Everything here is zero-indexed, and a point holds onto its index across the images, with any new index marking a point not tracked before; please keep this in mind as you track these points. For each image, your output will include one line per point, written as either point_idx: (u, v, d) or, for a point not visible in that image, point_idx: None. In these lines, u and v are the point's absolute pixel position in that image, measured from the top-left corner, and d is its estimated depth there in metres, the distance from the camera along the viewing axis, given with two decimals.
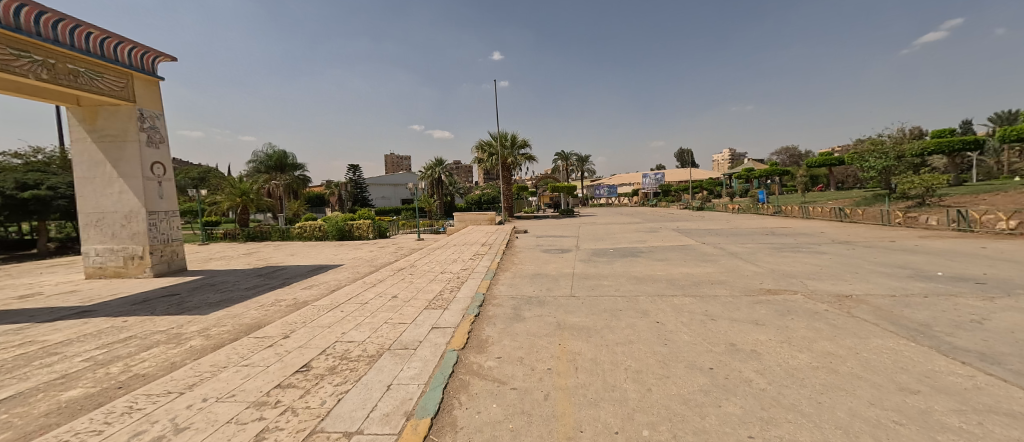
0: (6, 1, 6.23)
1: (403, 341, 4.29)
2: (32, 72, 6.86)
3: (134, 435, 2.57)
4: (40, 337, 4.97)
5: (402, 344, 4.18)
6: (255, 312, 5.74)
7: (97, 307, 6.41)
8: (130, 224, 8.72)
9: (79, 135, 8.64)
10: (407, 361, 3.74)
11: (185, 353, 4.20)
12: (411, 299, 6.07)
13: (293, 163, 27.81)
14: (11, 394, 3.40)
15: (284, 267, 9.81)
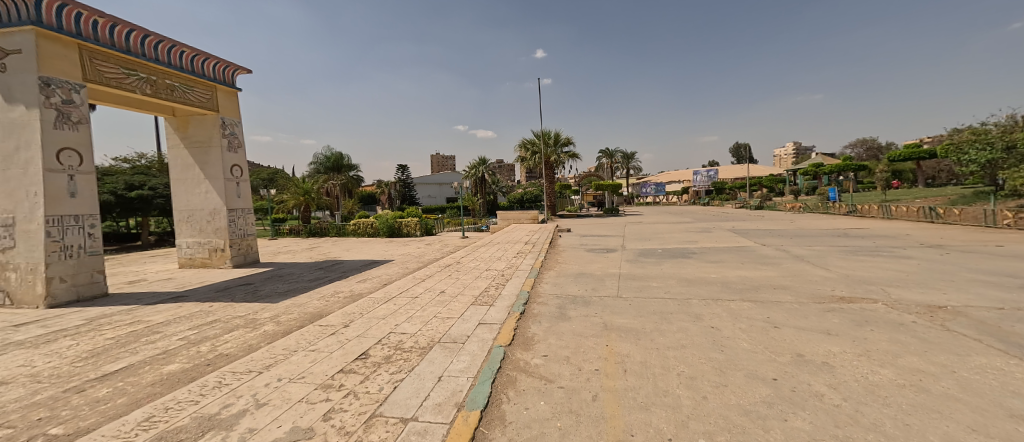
0: (120, 28, 7.44)
1: (451, 335, 4.45)
2: (139, 87, 8.00)
3: (224, 407, 2.92)
4: (146, 318, 5.79)
5: (451, 338, 4.35)
6: (317, 302, 6.24)
7: (189, 293, 7.32)
8: (214, 220, 9.84)
9: (175, 142, 9.87)
10: (456, 354, 3.88)
11: (260, 337, 4.69)
12: (457, 295, 6.27)
13: (348, 165, 29.36)
14: (126, 365, 4.01)
15: (342, 261, 10.54)
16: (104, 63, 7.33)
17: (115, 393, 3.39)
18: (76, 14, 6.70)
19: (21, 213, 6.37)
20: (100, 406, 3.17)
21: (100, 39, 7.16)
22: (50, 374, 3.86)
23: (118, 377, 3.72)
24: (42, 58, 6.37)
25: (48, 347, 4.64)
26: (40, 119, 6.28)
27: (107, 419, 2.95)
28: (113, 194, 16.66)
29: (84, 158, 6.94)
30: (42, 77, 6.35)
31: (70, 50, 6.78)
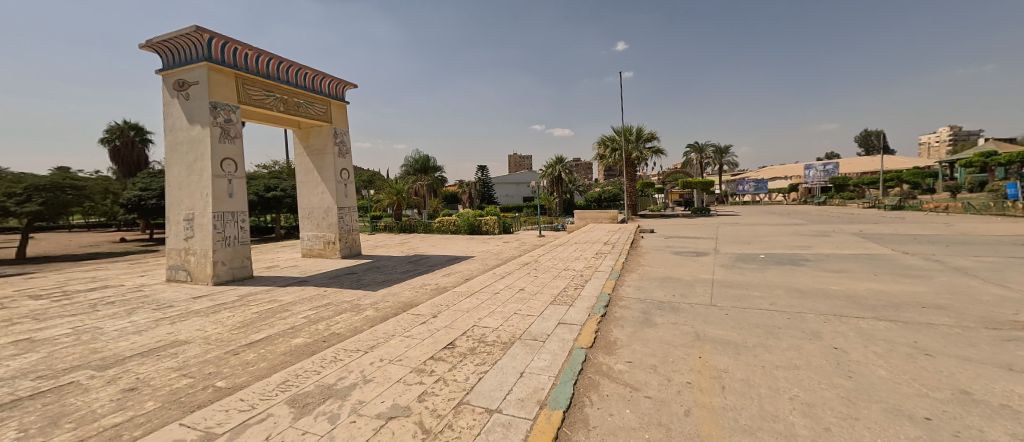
0: (262, 57, 8.97)
1: (532, 332, 4.50)
2: (274, 106, 9.49)
3: (338, 380, 3.34)
4: (277, 297, 6.89)
5: (532, 335, 4.39)
6: (409, 292, 6.80)
7: (309, 279, 8.54)
8: (328, 217, 11.31)
9: (299, 151, 11.53)
10: (537, 352, 3.91)
11: (364, 320, 5.29)
12: (537, 293, 6.32)
13: (434, 167, 31.18)
14: (265, 336, 4.84)
15: (429, 256, 11.34)
16: (251, 87, 8.88)
17: (258, 359, 4.10)
18: (232, 48, 8.27)
19: (198, 209, 8.07)
20: (248, 368, 3.85)
21: (247, 67, 8.69)
22: (214, 338, 4.82)
23: (259, 346, 4.48)
24: (211, 87, 7.98)
25: (212, 316, 5.79)
26: (211, 135, 7.91)
27: (252, 379, 3.58)
28: (256, 195, 20.17)
29: (238, 165, 8.52)
30: (212, 101, 7.95)
31: (228, 78, 8.36)
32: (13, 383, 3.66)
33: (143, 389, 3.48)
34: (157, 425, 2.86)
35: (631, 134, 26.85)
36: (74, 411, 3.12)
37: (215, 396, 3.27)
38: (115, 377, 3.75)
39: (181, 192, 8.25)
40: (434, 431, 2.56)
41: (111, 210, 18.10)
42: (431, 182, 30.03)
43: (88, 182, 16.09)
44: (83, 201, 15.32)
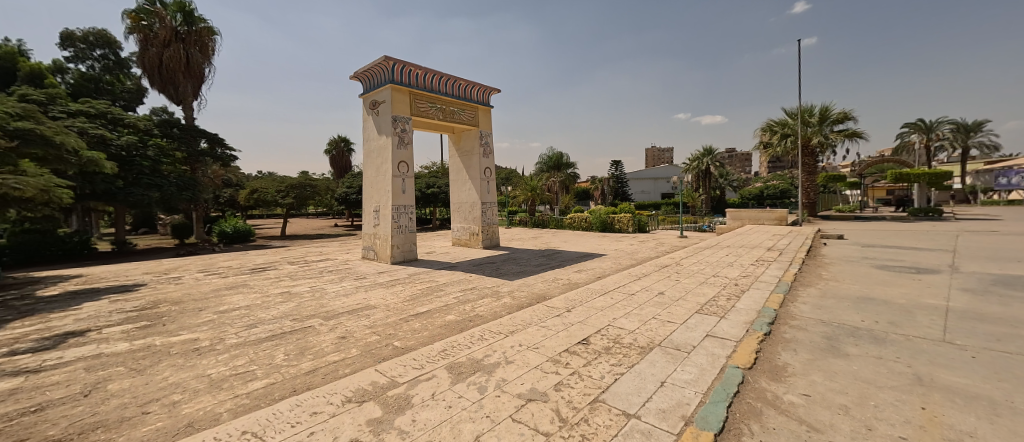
0: (426, 73, 10.44)
1: (674, 341, 4.19)
2: (434, 115, 10.90)
3: (485, 356, 3.69)
4: (434, 278, 8.04)
5: (674, 344, 4.09)
6: (543, 284, 7.09)
7: (457, 265, 9.72)
8: (473, 211, 12.58)
9: (452, 153, 13.02)
10: (681, 363, 3.62)
11: (503, 306, 5.75)
12: (679, 299, 5.81)
13: (568, 163, 30.96)
14: (426, 309, 5.73)
15: (562, 251, 11.57)
16: (419, 100, 10.47)
17: (421, 328, 4.88)
18: (406, 69, 9.93)
19: (381, 203, 10.01)
20: (415, 335, 4.63)
21: (414, 83, 10.23)
22: (391, 306, 5.94)
23: (422, 317, 5.33)
24: (393, 103, 9.78)
25: (389, 289, 7.13)
26: (391, 143, 9.72)
27: (419, 345, 4.29)
28: (419, 191, 23.78)
29: (409, 166, 10.17)
30: (393, 115, 9.75)
31: (403, 94, 10.05)
32: (276, 321, 5.23)
33: (348, 339, 4.53)
34: (356, 369, 3.69)
35: (811, 116, 22.11)
36: (309, 347, 4.28)
37: (394, 354, 4.04)
38: (330, 327, 4.98)
39: (371, 189, 10.36)
40: (571, 421, 2.64)
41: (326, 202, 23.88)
42: (563, 178, 29.75)
43: (315, 181, 21.55)
44: (312, 195, 20.60)
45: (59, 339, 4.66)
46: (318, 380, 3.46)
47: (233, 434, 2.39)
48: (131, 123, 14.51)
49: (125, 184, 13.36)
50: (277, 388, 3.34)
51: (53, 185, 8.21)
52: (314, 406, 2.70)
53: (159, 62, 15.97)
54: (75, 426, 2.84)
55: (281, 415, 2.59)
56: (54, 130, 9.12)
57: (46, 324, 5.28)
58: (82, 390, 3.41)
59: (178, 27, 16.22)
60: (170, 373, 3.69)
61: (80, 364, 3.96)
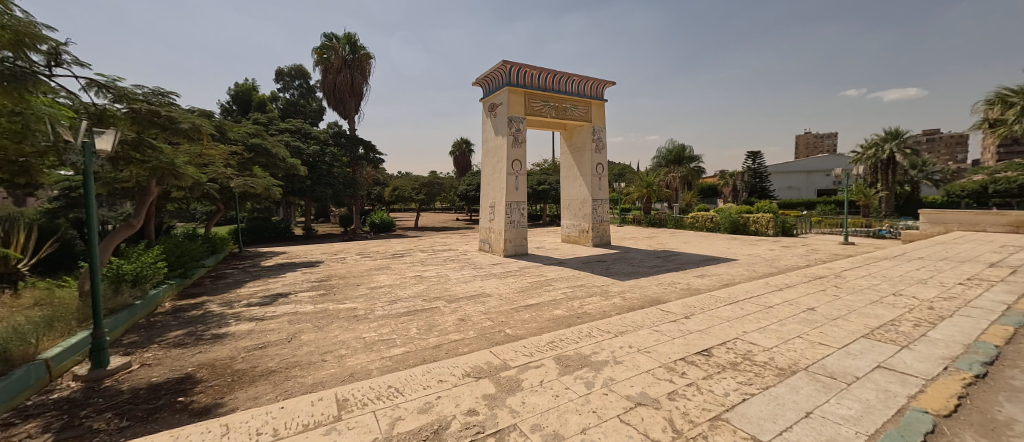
0: (540, 72, 10.73)
1: (826, 367, 3.33)
2: (547, 112, 11.14)
3: (594, 352, 3.48)
4: (543, 273, 8.31)
5: (828, 371, 3.24)
6: (657, 287, 6.73)
7: (566, 261, 9.83)
8: (583, 208, 12.51)
9: (564, 149, 13.12)
10: (837, 395, 2.86)
11: (612, 306, 5.65)
12: (838, 320, 4.60)
13: (690, 156, 28.02)
14: (536, 302, 6.00)
15: (680, 253, 10.70)
16: (533, 100, 10.84)
17: (531, 319, 5.14)
18: (522, 71, 10.39)
19: (496, 199, 10.71)
20: (524, 325, 4.92)
21: (529, 83, 10.63)
22: (503, 296, 6.39)
23: (532, 309, 5.60)
24: (509, 104, 10.34)
25: (501, 280, 7.65)
26: (506, 142, 10.29)
27: (528, 335, 4.55)
28: (531, 188, 24.58)
29: (523, 164, 10.59)
30: (509, 116, 10.31)
31: (519, 95, 10.54)
32: (411, 300, 6.12)
33: (466, 321, 5.07)
34: (473, 349, 4.12)
35: None
36: (435, 325, 4.92)
37: (505, 339, 4.36)
38: (452, 309, 5.63)
39: (488, 186, 11.15)
40: (686, 434, 2.34)
41: (450, 198, 26.45)
42: (686, 173, 27.00)
43: (441, 179, 24.12)
44: (438, 192, 23.21)
45: (271, 299, 6.29)
46: (442, 354, 3.98)
47: (380, 387, 2.92)
48: (315, 136, 18.43)
49: (310, 183, 17.02)
50: (411, 356, 3.94)
51: (271, 184, 10.98)
52: (439, 375, 3.10)
53: (333, 85, 19.79)
54: (283, 363, 3.86)
55: (415, 378, 3.06)
56: (269, 143, 12.24)
57: (263, 287, 7.18)
58: (284, 337, 4.56)
59: (347, 56, 19.91)
60: (338, 332, 4.68)
61: (284, 318, 5.31)
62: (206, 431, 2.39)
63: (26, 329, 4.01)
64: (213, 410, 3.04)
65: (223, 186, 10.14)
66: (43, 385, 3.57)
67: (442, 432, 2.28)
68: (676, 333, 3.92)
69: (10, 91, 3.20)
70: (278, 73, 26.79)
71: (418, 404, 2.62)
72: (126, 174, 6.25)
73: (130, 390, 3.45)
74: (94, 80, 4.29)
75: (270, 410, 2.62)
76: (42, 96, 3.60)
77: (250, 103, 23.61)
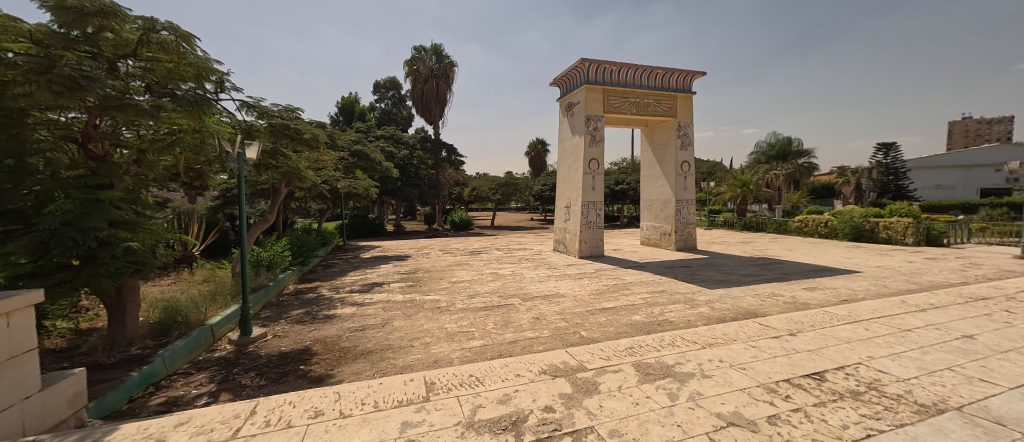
0: (620, 68, 10.36)
1: (990, 409, 2.49)
2: (627, 109, 10.72)
3: (678, 362, 3.23)
4: (620, 276, 8.03)
5: (994, 414, 2.42)
6: (752, 298, 6.08)
7: (646, 265, 9.35)
8: (666, 209, 11.79)
9: (645, 147, 12.50)
10: None
11: (698, 316, 5.25)
12: (1013, 353, 3.48)
13: (798, 150, 24.59)
14: (613, 306, 5.83)
15: (782, 262, 9.49)
16: (612, 97, 10.51)
17: (607, 323, 5.02)
18: (601, 68, 10.15)
19: (572, 199, 10.62)
20: (601, 328, 4.83)
21: (608, 80, 10.33)
22: (578, 298, 6.32)
23: (609, 313, 5.46)
24: (587, 103, 10.17)
25: (577, 281, 7.57)
26: (584, 141, 10.15)
27: (604, 338, 4.46)
28: (608, 188, 23.80)
29: (600, 163, 10.34)
30: (587, 115, 10.15)
31: (597, 93, 10.31)
32: (488, 296, 6.37)
33: (541, 320, 5.13)
34: (549, 348, 4.16)
35: None
36: (511, 321, 5.07)
37: (581, 341, 4.33)
38: (527, 308, 5.73)
39: (564, 186, 11.11)
40: None
41: (526, 198, 26.79)
42: (793, 169, 23.80)
43: (517, 180, 24.59)
44: (514, 192, 23.77)
45: (368, 287, 7.04)
46: (518, 350, 4.10)
47: (462, 375, 3.11)
48: (405, 141, 20.07)
49: (401, 184, 18.60)
50: (489, 349, 4.13)
51: (370, 185, 12.25)
52: (517, 369, 3.19)
53: (420, 94, 21.35)
54: (379, 345, 4.30)
55: (494, 370, 3.19)
56: (368, 149, 13.69)
57: (361, 277, 8.06)
58: (379, 323, 5.08)
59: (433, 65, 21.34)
60: (423, 322, 5.07)
61: (379, 305, 5.90)
62: (323, 396, 2.80)
63: (200, 302, 5.20)
64: (326, 379, 3.53)
65: (333, 187, 11.62)
66: (209, 344, 4.46)
67: (520, 424, 2.35)
68: (779, 350, 3.48)
69: (192, 114, 4.05)
70: (375, 86, 29.71)
71: (497, 394, 2.74)
72: (264, 178, 7.48)
73: (265, 355, 4.16)
74: (246, 102, 5.20)
75: (372, 384, 2.97)
76: (213, 117, 4.48)
77: (353, 114, 26.55)
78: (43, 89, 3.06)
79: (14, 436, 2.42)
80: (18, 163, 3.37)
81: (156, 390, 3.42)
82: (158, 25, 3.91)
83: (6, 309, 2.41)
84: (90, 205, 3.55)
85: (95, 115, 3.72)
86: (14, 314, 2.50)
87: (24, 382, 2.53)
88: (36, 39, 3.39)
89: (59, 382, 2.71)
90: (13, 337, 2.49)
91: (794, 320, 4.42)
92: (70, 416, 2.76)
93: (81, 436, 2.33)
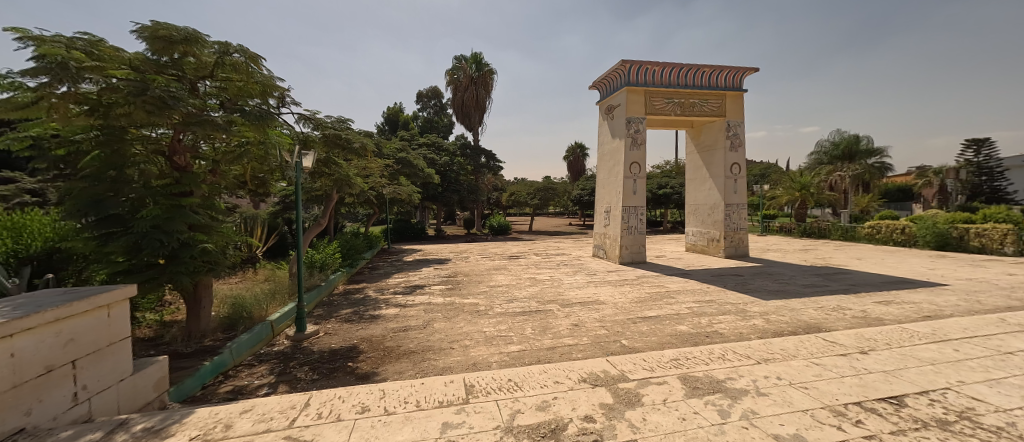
0: (663, 68, 10.01)
1: None
2: (671, 110, 10.34)
3: (728, 378, 3.02)
4: (664, 284, 7.71)
5: None
6: (813, 311, 5.58)
7: (692, 273, 8.90)
8: (714, 213, 11.18)
9: (691, 149, 11.96)
10: None
11: (750, 328, 4.90)
12: None
13: (867, 149, 22.46)
14: (656, 315, 5.59)
15: (849, 272, 8.65)
16: (655, 98, 10.17)
17: (650, 332, 4.82)
18: (643, 68, 9.87)
19: (613, 204, 10.36)
20: (643, 337, 4.64)
21: (651, 81, 10.03)
22: (619, 305, 6.13)
23: (651, 322, 5.24)
24: (628, 105, 9.91)
25: (617, 288, 7.35)
26: (625, 144, 9.87)
27: (647, 348, 4.28)
28: (650, 192, 22.98)
29: (642, 167, 10.01)
30: (627, 117, 9.88)
31: (639, 95, 10.03)
32: (526, 301, 6.34)
33: (580, 327, 5.02)
34: (588, 356, 4.06)
35: None
36: (549, 327, 5.00)
37: (622, 350, 4.19)
38: (566, 314, 5.64)
39: (604, 190, 10.88)
40: None
41: (565, 202, 26.51)
42: (862, 170, 21.49)
43: (556, 184, 24.42)
44: (552, 197, 23.65)
45: (410, 290, 7.26)
46: (557, 356, 4.04)
47: (501, 379, 3.10)
48: (446, 148, 20.58)
49: (442, 189, 19.11)
50: (527, 354, 4.10)
51: (413, 191, 12.70)
52: (555, 376, 3.13)
53: (461, 102, 21.89)
54: (420, 346, 4.41)
55: (533, 375, 3.15)
56: (412, 156, 14.23)
57: (404, 279, 8.34)
58: (421, 324, 5.22)
59: (474, 73, 21.79)
60: (463, 325, 5.13)
61: (421, 307, 6.06)
62: (370, 392, 2.90)
63: (262, 299, 5.61)
64: (372, 376, 3.68)
65: (379, 193, 12.17)
66: (269, 339, 4.80)
67: (560, 432, 2.30)
68: (848, 369, 3.16)
69: (257, 127, 4.39)
70: (418, 95, 30.89)
71: (536, 401, 2.70)
72: (318, 185, 7.96)
73: (317, 351, 4.39)
74: (304, 115, 5.59)
75: (415, 383, 3.03)
76: (275, 129, 4.83)
77: (398, 123, 27.73)
78: (139, 108, 3.48)
79: (111, 414, 2.73)
80: (119, 174, 3.80)
81: (225, 379, 3.72)
82: (231, 48, 4.30)
83: (107, 300, 2.74)
84: (173, 210, 3.96)
85: (179, 131, 4.15)
86: (114, 306, 2.83)
87: (119, 366, 2.83)
88: (135, 66, 3.87)
89: (147, 368, 3.02)
90: (113, 326, 2.82)
91: (864, 336, 4.01)
92: (155, 399, 3.08)
93: (163, 416, 2.55)
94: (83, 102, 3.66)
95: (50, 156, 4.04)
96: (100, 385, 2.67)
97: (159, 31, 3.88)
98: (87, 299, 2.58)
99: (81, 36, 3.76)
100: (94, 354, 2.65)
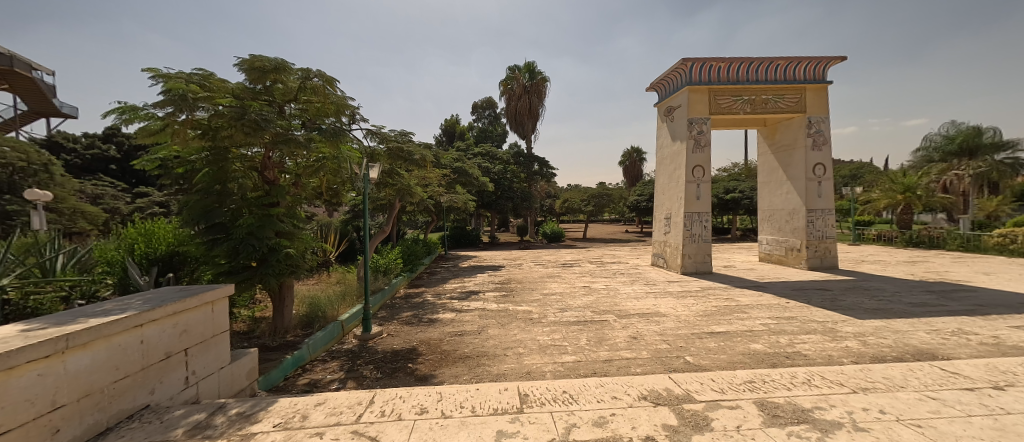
0: (730, 63, 9.28)
1: None
2: (740, 108, 9.54)
3: (817, 407, 2.64)
4: (734, 297, 7.05)
5: None
6: (925, 335, 4.74)
7: (769, 286, 8.05)
8: (793, 220, 10.08)
9: (765, 149, 10.94)
10: None
11: (843, 351, 4.29)
12: None
13: (993, 142, 18.90)
14: (725, 330, 5.12)
15: (974, 289, 7.25)
16: (720, 96, 9.48)
17: (718, 350, 4.41)
18: (709, 66, 9.24)
19: (674, 210, 9.76)
20: (710, 355, 4.27)
21: (718, 78, 9.33)
22: (682, 318, 5.71)
23: (720, 338, 4.81)
24: (690, 106, 9.32)
25: (680, 299, 6.88)
26: (687, 146, 9.27)
27: (715, 367, 3.92)
28: (716, 197, 21.38)
29: (706, 170, 9.33)
30: (689, 118, 9.29)
31: (702, 94, 9.41)
32: (581, 311, 6.15)
33: (639, 340, 4.74)
34: (647, 371, 3.84)
35: None
36: (605, 339, 4.79)
37: (686, 368, 3.89)
38: (624, 325, 5.38)
39: (664, 195, 10.32)
40: None
41: (621, 209, 25.62)
42: (988, 167, 17.96)
43: (612, 191, 23.65)
44: (608, 203, 22.95)
45: (466, 295, 7.40)
46: (613, 370, 3.85)
47: (556, 391, 3.00)
48: (500, 157, 20.98)
49: (496, 197, 19.45)
50: (582, 366, 3.96)
51: (467, 199, 13.04)
52: (613, 391, 2.96)
53: (515, 111, 22.16)
54: (475, 351, 4.46)
55: (589, 389, 3.01)
56: (468, 166, 14.60)
57: (460, 285, 8.53)
58: (475, 330, 5.27)
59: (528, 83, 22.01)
60: (517, 332, 5.10)
61: (476, 313, 6.14)
62: (428, 394, 2.95)
63: (334, 301, 6.03)
64: (429, 379, 3.77)
65: (436, 202, 12.67)
66: (340, 337, 5.15)
67: None
68: (977, 408, 2.60)
69: (332, 144, 4.75)
70: (474, 107, 31.82)
71: (592, 416, 2.57)
72: (382, 194, 8.44)
73: (382, 351, 4.63)
74: (371, 130, 5.94)
75: (470, 389, 3.03)
76: (347, 145, 5.21)
77: (454, 134, 28.87)
78: (238, 130, 3.94)
79: (213, 397, 3.06)
80: (222, 188, 4.34)
81: (303, 372, 4.04)
82: (312, 74, 4.71)
83: (212, 297, 3.10)
84: (264, 220, 4.42)
85: (269, 149, 4.60)
86: (217, 302, 3.19)
87: (220, 355, 3.17)
88: (236, 94, 4.40)
89: (241, 358, 3.38)
90: (216, 319, 3.19)
91: (998, 368, 3.30)
92: (247, 386, 3.43)
93: (254, 402, 2.76)
94: (196, 127, 4.22)
95: (173, 173, 4.73)
96: (205, 371, 3.03)
97: (255, 63, 4.40)
98: (198, 296, 2.94)
99: (198, 71, 4.38)
100: (201, 344, 3.00)
